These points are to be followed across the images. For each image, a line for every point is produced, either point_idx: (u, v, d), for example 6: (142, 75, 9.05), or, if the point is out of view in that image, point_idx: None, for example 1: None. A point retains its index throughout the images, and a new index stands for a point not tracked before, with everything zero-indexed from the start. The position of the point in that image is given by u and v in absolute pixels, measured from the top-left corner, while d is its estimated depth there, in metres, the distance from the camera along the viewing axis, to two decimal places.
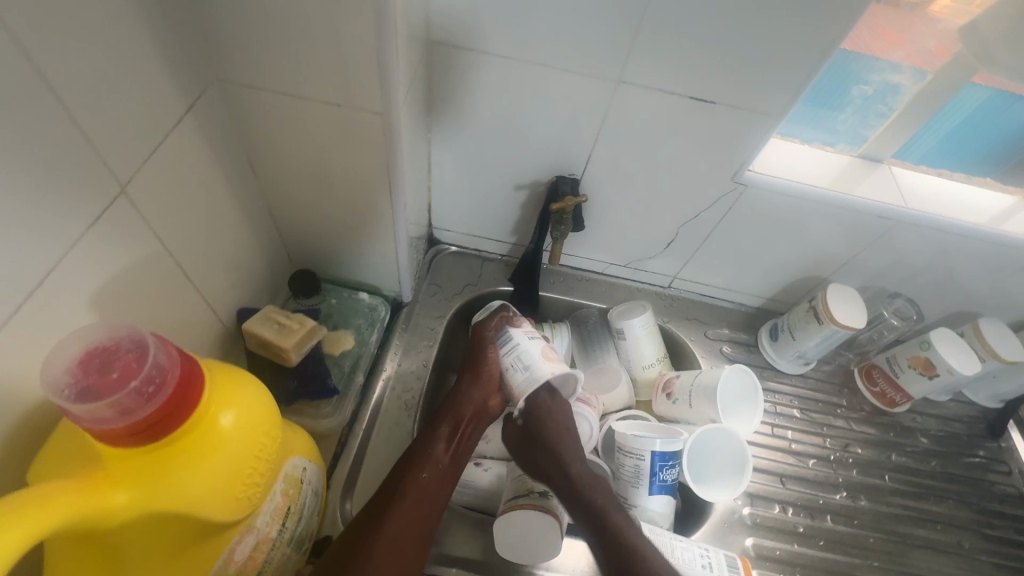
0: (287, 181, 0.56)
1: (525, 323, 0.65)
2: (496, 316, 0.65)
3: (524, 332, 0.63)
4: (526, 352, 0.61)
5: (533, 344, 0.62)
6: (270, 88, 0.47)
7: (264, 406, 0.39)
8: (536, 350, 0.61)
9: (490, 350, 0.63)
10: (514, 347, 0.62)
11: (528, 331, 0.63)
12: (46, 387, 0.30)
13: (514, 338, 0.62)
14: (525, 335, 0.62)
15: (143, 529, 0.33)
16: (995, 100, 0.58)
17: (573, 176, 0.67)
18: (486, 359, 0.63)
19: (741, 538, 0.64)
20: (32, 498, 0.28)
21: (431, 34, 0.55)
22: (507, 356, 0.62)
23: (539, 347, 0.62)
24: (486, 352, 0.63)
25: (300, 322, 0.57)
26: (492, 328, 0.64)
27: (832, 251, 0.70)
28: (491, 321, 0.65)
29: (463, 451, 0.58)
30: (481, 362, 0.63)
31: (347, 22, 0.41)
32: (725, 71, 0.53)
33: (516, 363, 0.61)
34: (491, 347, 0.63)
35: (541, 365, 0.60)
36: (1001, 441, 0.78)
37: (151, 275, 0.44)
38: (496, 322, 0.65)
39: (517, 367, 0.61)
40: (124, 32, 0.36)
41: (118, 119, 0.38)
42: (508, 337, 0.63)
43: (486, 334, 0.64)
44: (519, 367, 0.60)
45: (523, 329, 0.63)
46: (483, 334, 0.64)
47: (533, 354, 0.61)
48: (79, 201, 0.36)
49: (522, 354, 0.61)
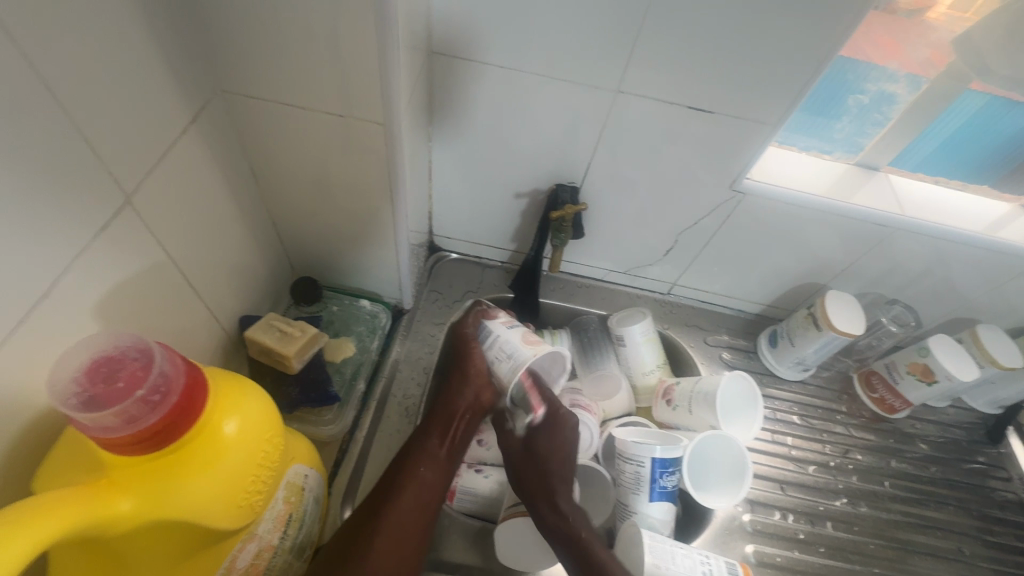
0: (289, 190, 0.57)
1: (501, 313, 0.62)
2: (474, 311, 0.63)
3: (502, 323, 0.60)
4: (507, 342, 0.58)
5: (513, 332, 0.59)
6: (273, 99, 0.48)
7: (267, 414, 0.39)
8: (515, 337, 0.58)
9: (472, 346, 0.61)
10: (495, 340, 0.59)
11: (506, 321, 0.61)
12: (53, 396, 0.30)
13: (493, 331, 0.60)
14: (504, 326, 0.60)
15: (146, 537, 0.33)
16: (993, 107, 0.58)
17: (572, 184, 0.68)
18: (470, 355, 0.61)
19: (741, 544, 0.64)
20: (38, 505, 0.28)
21: (432, 44, 0.55)
22: (490, 350, 0.59)
23: (518, 334, 0.59)
24: (470, 348, 0.61)
25: (300, 330, 0.57)
26: (471, 324, 0.62)
27: (830, 259, 0.71)
28: (470, 317, 0.63)
29: (460, 446, 0.58)
30: (466, 359, 0.61)
31: (350, 34, 0.41)
32: (723, 81, 0.54)
33: (499, 353, 0.58)
34: (472, 343, 0.61)
35: (524, 352, 0.57)
36: (1000, 447, 0.78)
37: (155, 284, 0.44)
38: (475, 317, 0.62)
39: (502, 357, 0.58)
40: (130, 45, 0.37)
41: (124, 130, 0.38)
42: (488, 331, 0.60)
43: (466, 331, 0.62)
44: (504, 358, 0.58)
45: (501, 320, 0.61)
46: (463, 331, 0.62)
47: (514, 342, 0.58)
48: (85, 211, 0.36)
49: (504, 343, 0.58)
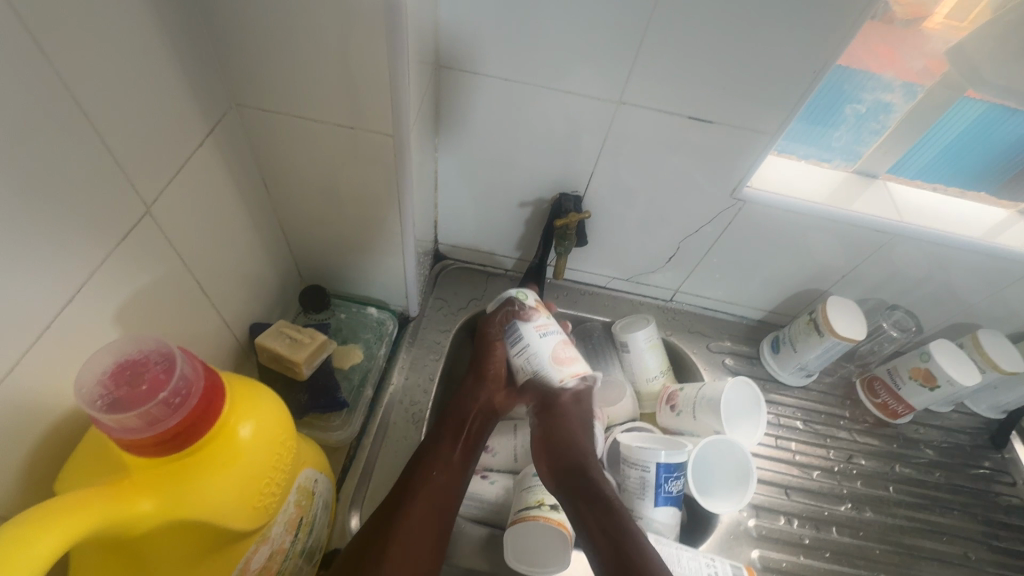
0: (300, 199, 0.58)
1: (536, 315, 0.63)
2: (503, 310, 0.64)
3: (536, 329, 0.61)
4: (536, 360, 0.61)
5: (544, 344, 0.61)
6: (286, 112, 0.49)
7: (280, 418, 0.40)
8: (547, 351, 0.60)
9: (496, 347, 0.65)
10: (525, 347, 0.61)
11: (539, 327, 0.62)
12: (79, 397, 0.31)
13: (525, 337, 0.61)
14: (537, 333, 0.61)
15: (166, 537, 0.34)
16: (990, 114, 0.59)
17: (576, 192, 0.69)
18: (491, 356, 0.65)
19: (746, 549, 0.64)
20: (65, 506, 0.29)
21: (438, 58, 0.57)
22: (517, 356, 0.62)
23: (551, 348, 0.61)
24: (494, 351, 0.65)
25: (311, 337, 0.58)
26: (495, 325, 0.65)
27: (831, 265, 0.72)
28: (497, 316, 0.65)
29: (474, 446, 0.60)
30: (488, 360, 0.65)
31: (361, 46, 0.43)
32: (721, 91, 0.55)
33: (525, 361, 0.61)
34: (498, 344, 0.65)
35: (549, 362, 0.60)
36: (1005, 452, 0.78)
37: (171, 291, 0.46)
38: (504, 316, 0.64)
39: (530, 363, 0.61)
40: (150, 60, 0.39)
41: (145, 142, 0.40)
42: (519, 335, 0.62)
43: (491, 329, 0.65)
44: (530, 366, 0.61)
45: (535, 325, 0.62)
46: (487, 330, 0.66)
47: (543, 358, 0.60)
48: (106, 221, 0.37)
49: (534, 356, 0.61)
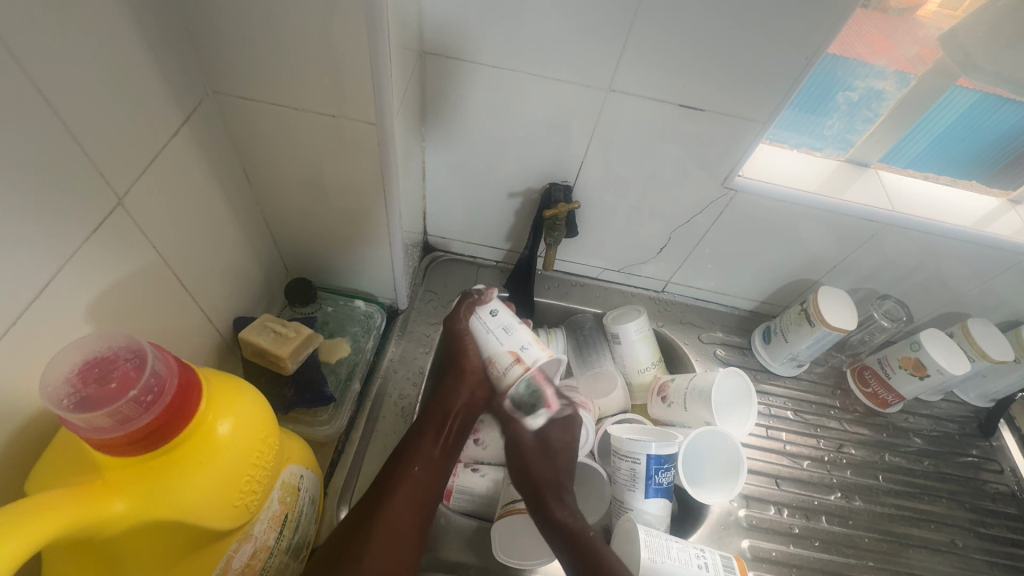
0: (282, 189, 0.57)
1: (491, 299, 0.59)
2: (463, 303, 0.60)
3: (492, 315, 0.58)
4: (506, 313, 0.58)
5: (491, 340, 0.56)
6: (265, 100, 0.48)
7: (260, 415, 0.39)
8: (495, 349, 0.56)
9: (468, 342, 0.60)
10: (487, 335, 0.57)
11: (500, 321, 0.57)
12: (46, 397, 0.30)
13: (481, 324, 0.57)
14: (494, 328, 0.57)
15: (143, 537, 0.33)
16: (982, 103, 0.59)
17: (566, 182, 0.68)
18: (465, 351, 0.60)
19: (737, 539, 0.64)
20: (36, 507, 0.28)
21: (424, 44, 0.55)
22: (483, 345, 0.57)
23: (496, 350, 0.56)
24: (466, 345, 0.60)
25: (295, 331, 0.57)
26: (462, 320, 0.59)
27: (822, 254, 0.71)
28: (460, 310, 0.60)
29: (455, 442, 0.59)
30: (462, 355, 0.60)
31: (341, 32, 0.41)
32: (712, 80, 0.54)
33: (493, 329, 0.56)
34: (466, 337, 0.60)
35: (503, 348, 0.55)
36: (992, 440, 0.79)
37: (148, 286, 0.45)
38: (466, 310, 0.59)
39: (498, 342, 0.56)
40: (121, 48, 0.37)
41: (116, 133, 0.38)
42: (477, 327, 0.58)
43: (458, 325, 0.60)
44: (499, 333, 0.56)
45: (489, 308, 0.58)
46: (455, 325, 0.60)
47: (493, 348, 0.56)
48: (76, 215, 0.36)
49: (498, 336, 0.56)
